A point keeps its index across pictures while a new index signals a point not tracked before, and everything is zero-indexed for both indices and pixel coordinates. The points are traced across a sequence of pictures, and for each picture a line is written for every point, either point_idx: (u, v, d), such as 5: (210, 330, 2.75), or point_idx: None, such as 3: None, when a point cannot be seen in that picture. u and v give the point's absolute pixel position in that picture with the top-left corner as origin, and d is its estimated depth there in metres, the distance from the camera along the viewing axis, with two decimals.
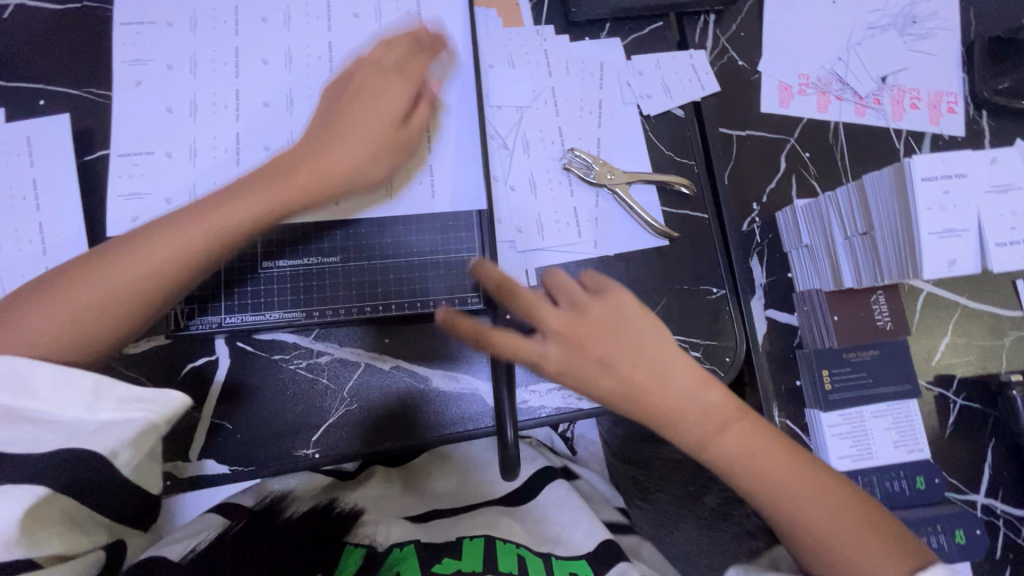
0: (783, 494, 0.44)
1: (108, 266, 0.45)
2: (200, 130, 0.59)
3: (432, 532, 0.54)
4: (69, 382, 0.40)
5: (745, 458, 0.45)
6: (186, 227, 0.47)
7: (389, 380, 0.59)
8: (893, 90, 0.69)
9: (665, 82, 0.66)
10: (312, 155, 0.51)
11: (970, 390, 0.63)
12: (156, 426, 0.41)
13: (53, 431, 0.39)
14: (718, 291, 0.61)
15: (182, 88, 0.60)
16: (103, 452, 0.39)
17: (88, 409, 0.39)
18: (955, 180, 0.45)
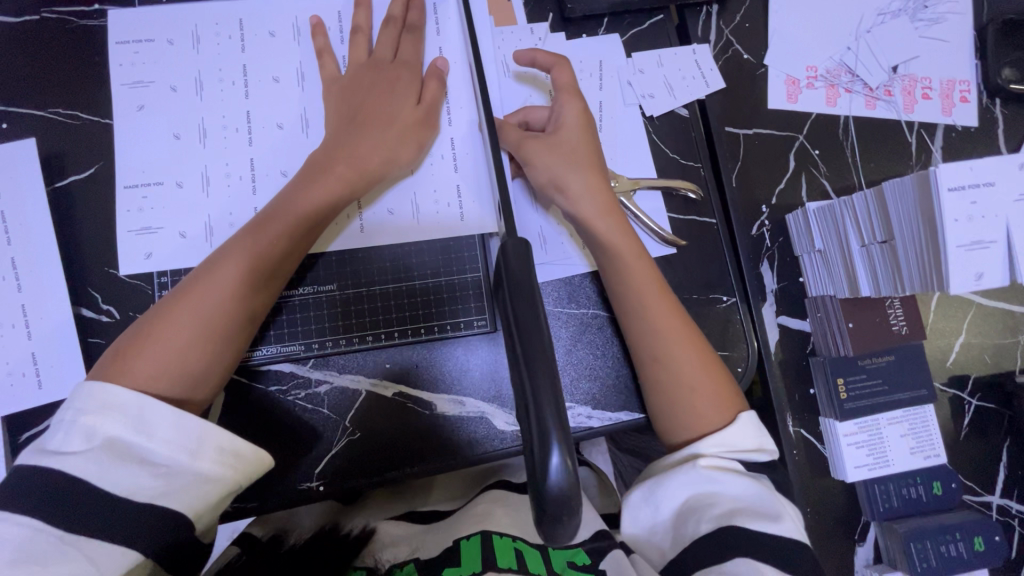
0: (703, 397, 0.49)
1: (192, 303, 0.46)
2: (206, 159, 0.56)
3: (432, 544, 0.51)
4: (174, 428, 0.40)
5: (690, 372, 0.50)
6: (247, 250, 0.49)
7: (392, 408, 0.57)
8: (904, 80, 0.66)
9: (667, 80, 0.62)
10: (346, 152, 0.53)
11: (985, 390, 0.62)
12: (237, 483, 0.42)
13: (153, 474, 0.39)
14: (729, 299, 0.59)
15: (190, 112, 0.57)
16: (189, 513, 0.40)
17: (191, 457, 0.40)
18: (982, 189, 0.43)
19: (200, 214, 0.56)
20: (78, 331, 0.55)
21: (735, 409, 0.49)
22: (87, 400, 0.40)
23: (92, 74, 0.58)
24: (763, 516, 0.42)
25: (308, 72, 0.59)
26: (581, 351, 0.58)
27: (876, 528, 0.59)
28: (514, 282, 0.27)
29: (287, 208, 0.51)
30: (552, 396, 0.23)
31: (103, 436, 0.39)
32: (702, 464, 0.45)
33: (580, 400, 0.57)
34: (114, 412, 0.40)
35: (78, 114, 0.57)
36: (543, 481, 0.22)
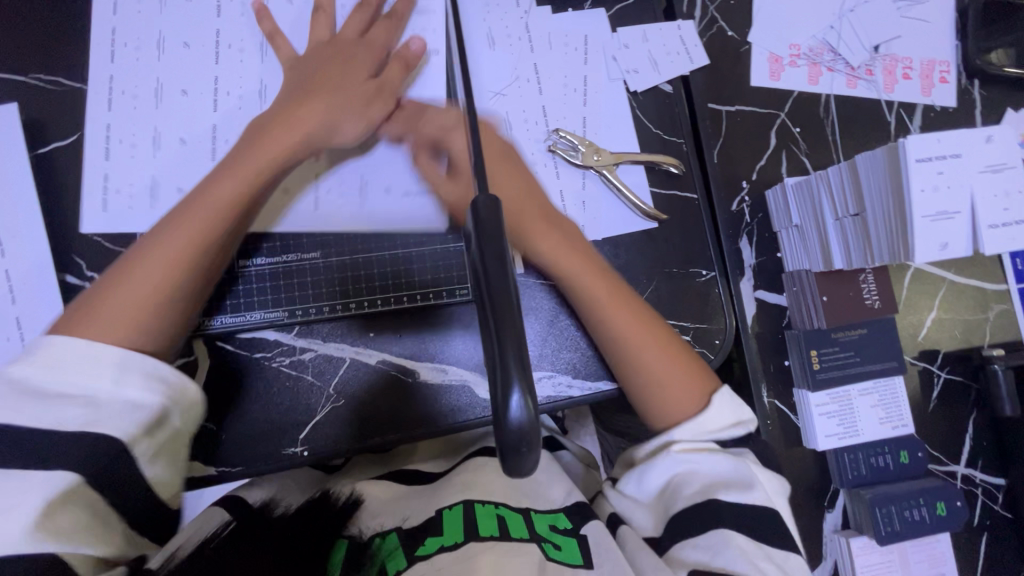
0: (666, 378, 0.49)
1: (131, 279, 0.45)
2: (187, 128, 0.57)
3: (416, 508, 0.51)
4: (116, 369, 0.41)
5: (660, 374, 0.50)
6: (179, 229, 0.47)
7: (375, 374, 0.58)
8: (886, 59, 0.66)
9: (652, 56, 0.63)
10: (275, 140, 0.53)
11: (954, 364, 0.63)
12: (169, 414, 0.42)
13: (84, 418, 0.39)
14: (708, 273, 0.60)
15: (173, 80, 0.57)
16: None
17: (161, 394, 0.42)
18: (950, 160, 0.44)
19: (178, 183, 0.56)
20: (62, 296, 0.55)
21: (707, 391, 0.49)
22: (37, 357, 0.40)
23: (73, 39, 0.57)
24: (739, 488, 0.44)
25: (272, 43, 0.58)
26: (562, 322, 0.59)
27: (845, 495, 0.61)
28: (485, 232, 0.28)
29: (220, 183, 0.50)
30: (516, 336, 0.25)
31: (39, 387, 0.39)
32: (676, 449, 0.47)
33: (561, 370, 0.58)
34: (52, 365, 0.40)
35: (61, 80, 0.57)
36: (503, 418, 0.24)
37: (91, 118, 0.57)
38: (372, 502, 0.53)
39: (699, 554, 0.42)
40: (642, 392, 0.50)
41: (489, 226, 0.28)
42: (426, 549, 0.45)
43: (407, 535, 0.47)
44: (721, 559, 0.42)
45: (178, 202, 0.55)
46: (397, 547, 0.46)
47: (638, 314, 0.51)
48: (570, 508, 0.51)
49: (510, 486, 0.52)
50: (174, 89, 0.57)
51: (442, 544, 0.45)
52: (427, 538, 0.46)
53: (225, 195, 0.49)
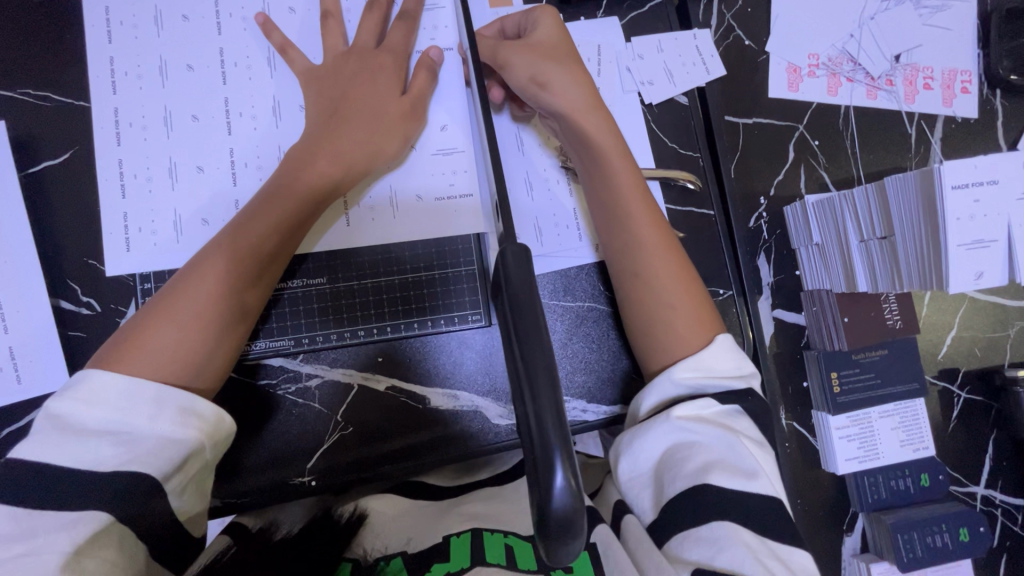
0: (678, 320, 0.48)
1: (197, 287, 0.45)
2: (183, 142, 0.54)
3: (421, 530, 0.49)
4: (154, 404, 0.39)
5: (674, 316, 0.48)
6: (219, 261, 0.46)
7: (385, 400, 0.56)
8: (906, 69, 0.64)
9: (667, 67, 0.60)
10: (327, 145, 0.51)
11: (974, 383, 0.62)
12: (204, 448, 0.41)
13: (120, 457, 0.38)
14: (726, 293, 0.58)
15: (169, 94, 0.54)
16: (157, 474, 0.39)
17: (151, 421, 0.39)
18: (986, 187, 0.43)
19: (176, 203, 0.53)
20: (57, 324, 0.53)
21: (709, 332, 0.48)
22: (73, 392, 0.38)
23: (62, 51, 0.54)
24: (741, 474, 0.41)
25: (278, 59, 0.55)
26: (576, 345, 0.57)
27: (864, 518, 0.60)
28: (513, 287, 0.26)
29: (264, 208, 0.49)
30: (553, 405, 0.23)
31: (78, 424, 0.38)
32: (679, 415, 0.43)
33: (576, 394, 0.56)
34: (90, 401, 0.38)
35: (50, 96, 0.54)
36: (544, 500, 0.22)
37: (82, 136, 0.54)
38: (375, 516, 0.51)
39: (701, 550, 0.39)
40: (651, 326, 0.49)
41: (513, 280, 0.26)
42: (432, 574, 0.43)
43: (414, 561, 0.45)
44: (724, 556, 0.38)
45: (181, 226, 0.52)
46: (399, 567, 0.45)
47: (662, 260, 0.50)
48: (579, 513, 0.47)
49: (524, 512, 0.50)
50: (170, 104, 0.54)
51: (448, 570, 0.43)
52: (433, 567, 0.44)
53: (270, 225, 0.48)
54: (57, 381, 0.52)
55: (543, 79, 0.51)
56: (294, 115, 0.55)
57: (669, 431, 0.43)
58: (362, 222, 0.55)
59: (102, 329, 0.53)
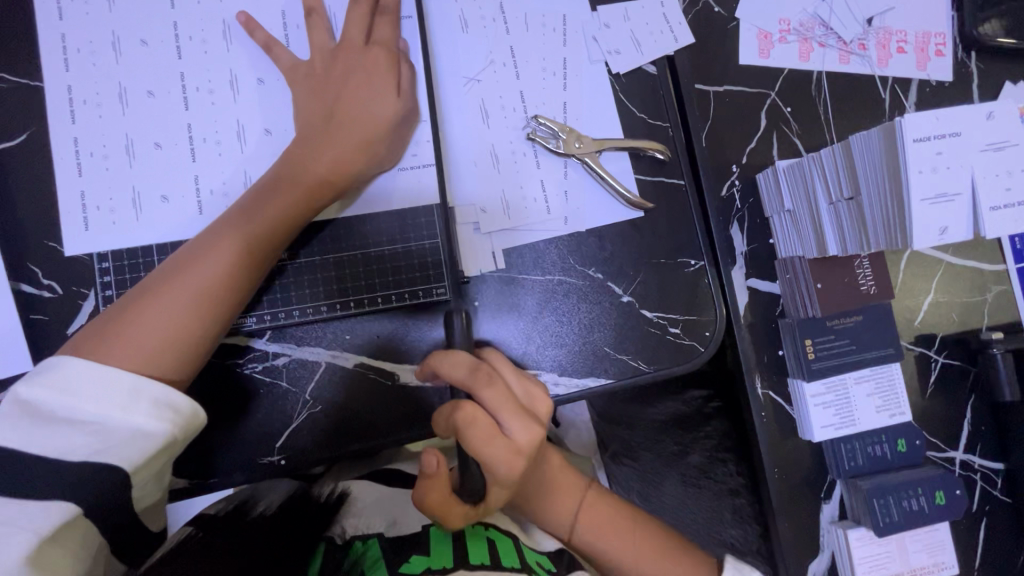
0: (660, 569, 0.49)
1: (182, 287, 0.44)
2: (138, 117, 0.53)
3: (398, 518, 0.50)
4: (128, 392, 0.38)
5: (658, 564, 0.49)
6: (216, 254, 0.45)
7: (354, 378, 0.55)
8: (879, 33, 0.63)
9: (634, 35, 0.59)
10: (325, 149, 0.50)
11: (951, 348, 0.62)
12: (177, 441, 0.40)
13: (89, 447, 0.37)
14: (697, 263, 0.57)
15: (122, 72, 0.53)
16: (126, 467, 0.37)
17: (122, 411, 0.38)
18: (948, 139, 0.42)
19: (133, 180, 0.52)
20: (18, 308, 0.52)
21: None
22: (45, 380, 0.38)
23: (15, 31, 0.53)
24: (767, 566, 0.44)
25: (234, 32, 0.54)
26: (547, 318, 0.57)
27: (842, 486, 0.60)
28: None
29: (261, 209, 0.48)
30: None
31: (48, 411, 0.37)
32: None
33: (546, 367, 0.56)
34: (61, 388, 0.37)
35: (4, 76, 0.53)
36: None
37: (38, 117, 0.53)
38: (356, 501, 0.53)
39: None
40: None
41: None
42: (411, 566, 0.43)
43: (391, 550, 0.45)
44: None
45: (142, 202, 0.52)
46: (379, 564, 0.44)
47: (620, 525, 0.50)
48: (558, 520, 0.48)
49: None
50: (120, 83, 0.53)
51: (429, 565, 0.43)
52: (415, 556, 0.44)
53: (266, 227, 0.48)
54: (19, 365, 0.51)
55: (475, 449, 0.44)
56: (252, 90, 0.54)
57: None
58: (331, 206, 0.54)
59: (65, 312, 0.53)
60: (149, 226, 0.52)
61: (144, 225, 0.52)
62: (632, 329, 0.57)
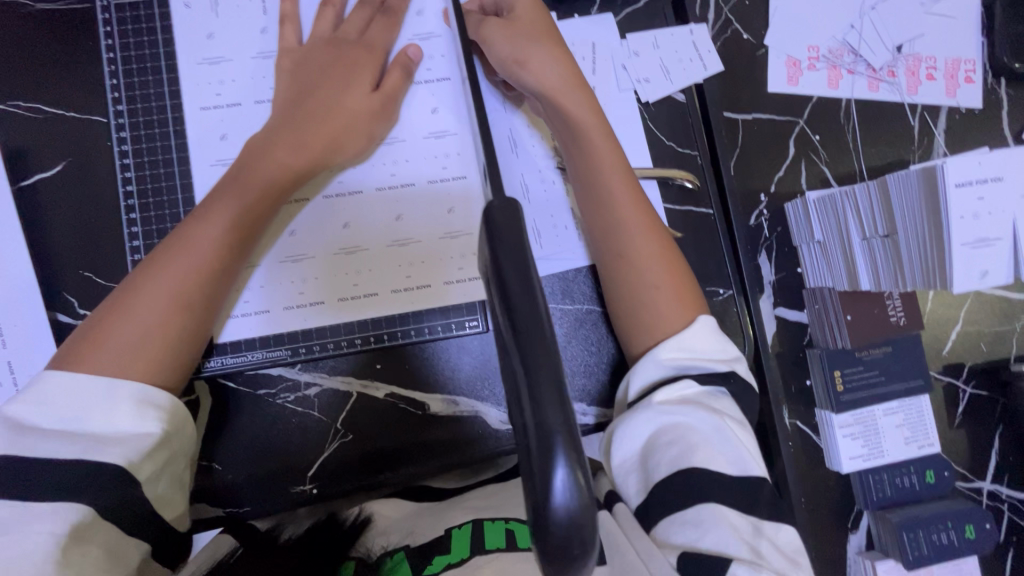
0: (662, 293, 0.48)
1: (158, 289, 0.43)
2: (185, 83, 0.53)
3: (425, 526, 0.48)
4: (105, 397, 0.39)
5: (673, 270, 0.49)
6: (216, 219, 0.46)
7: (385, 408, 0.56)
8: (909, 60, 0.63)
9: (664, 63, 0.59)
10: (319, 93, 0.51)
11: (979, 378, 0.61)
12: (169, 435, 0.41)
13: (82, 449, 0.37)
14: (726, 292, 0.58)
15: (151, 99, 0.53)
16: (122, 462, 0.38)
17: (102, 416, 0.39)
18: (991, 184, 0.42)
19: (169, 196, 0.52)
20: (55, 337, 0.53)
21: (694, 312, 0.48)
22: (27, 397, 0.39)
23: (54, 64, 0.54)
24: (714, 451, 0.40)
25: (265, 52, 0.54)
26: (576, 348, 0.57)
27: (869, 516, 0.59)
28: (535, 372, 0.19)
29: (261, 163, 0.49)
30: (555, 385, 0.19)
31: (27, 425, 0.38)
32: (657, 400, 0.43)
33: (574, 397, 0.56)
34: (40, 403, 0.38)
35: (41, 107, 0.54)
36: (544, 504, 0.18)
37: (75, 147, 0.54)
38: (381, 525, 0.49)
39: (685, 535, 0.39)
40: (641, 309, 0.49)
41: (553, 428, 0.18)
42: (433, 568, 0.43)
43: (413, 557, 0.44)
44: (709, 539, 0.38)
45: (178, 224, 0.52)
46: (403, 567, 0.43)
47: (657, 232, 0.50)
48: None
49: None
50: (146, 110, 0.53)
51: (449, 563, 0.43)
52: (436, 562, 0.43)
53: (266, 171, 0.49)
54: None
55: (520, 59, 0.50)
56: None
57: (639, 443, 0.43)
58: (351, 181, 0.54)
59: None
60: (194, 187, 0.52)
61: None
62: None
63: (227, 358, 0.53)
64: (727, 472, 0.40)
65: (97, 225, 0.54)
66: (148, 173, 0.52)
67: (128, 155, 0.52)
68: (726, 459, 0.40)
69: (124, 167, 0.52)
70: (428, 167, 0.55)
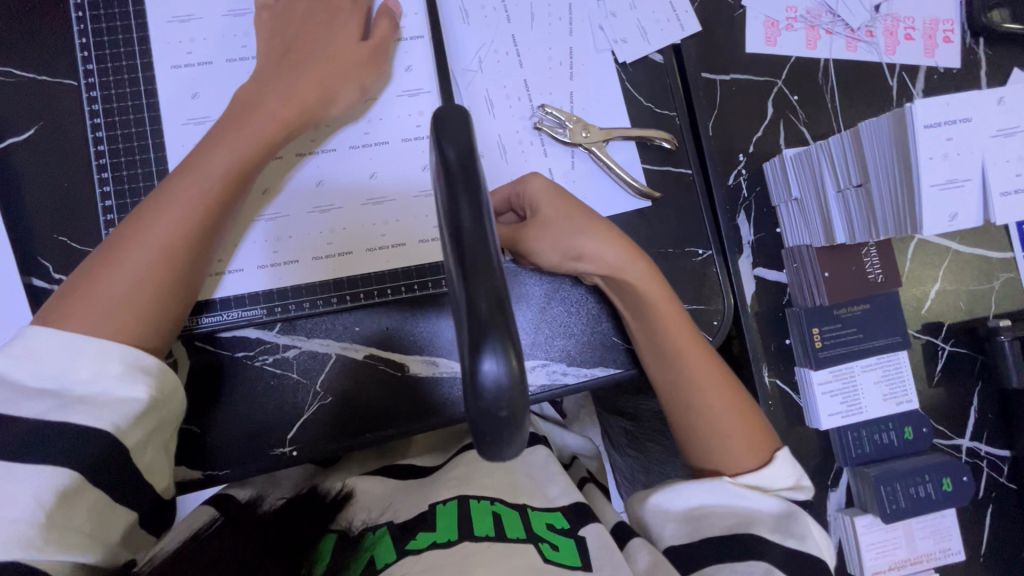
0: (718, 414, 0.49)
1: (143, 242, 0.42)
2: (156, 42, 0.53)
3: (410, 503, 0.49)
4: (92, 359, 0.38)
5: (726, 411, 0.49)
6: (200, 173, 0.45)
7: (363, 368, 0.55)
8: (887, 19, 0.63)
9: (641, 23, 0.59)
10: (304, 48, 0.51)
11: (958, 336, 0.62)
12: (159, 404, 0.40)
13: (68, 409, 0.37)
14: (705, 253, 0.57)
15: (121, 59, 0.52)
16: (108, 428, 0.38)
17: (91, 377, 0.38)
18: (959, 125, 0.43)
19: (141, 157, 0.52)
20: (29, 301, 0.52)
21: (769, 448, 0.48)
22: (9, 349, 0.38)
23: (23, 26, 0.53)
24: (781, 532, 0.44)
25: (238, 13, 0.54)
26: (555, 308, 0.57)
27: (849, 474, 0.60)
28: (472, 284, 0.20)
29: (246, 116, 0.47)
30: (487, 280, 0.20)
31: (8, 380, 0.37)
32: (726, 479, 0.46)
33: (554, 357, 0.56)
34: (23, 357, 0.37)
35: (10, 70, 0.53)
36: (477, 386, 0.19)
37: (47, 111, 0.53)
38: (361, 495, 0.50)
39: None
40: (705, 434, 0.49)
41: (488, 326, 0.19)
42: (417, 543, 0.43)
43: (398, 530, 0.45)
44: None
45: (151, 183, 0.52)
46: (384, 540, 0.44)
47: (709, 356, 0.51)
48: (569, 507, 0.48)
49: (510, 482, 0.50)
50: (116, 70, 0.52)
51: (434, 541, 0.43)
52: (420, 535, 0.44)
53: (251, 122, 0.47)
54: None
55: (577, 252, 0.49)
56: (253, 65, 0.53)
57: (698, 503, 0.45)
58: (325, 139, 0.54)
59: None
60: (166, 143, 0.52)
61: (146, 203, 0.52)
62: None
63: (203, 318, 0.53)
64: (786, 547, 0.43)
65: (70, 188, 0.53)
66: (119, 134, 0.52)
67: (100, 116, 0.52)
68: (787, 537, 0.43)
69: (96, 129, 0.52)
70: (404, 125, 0.55)
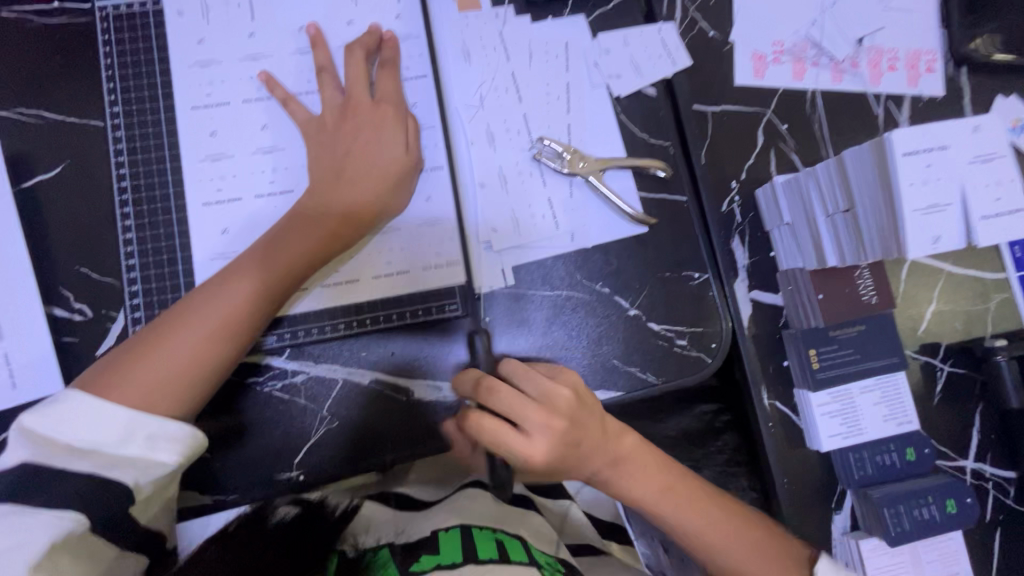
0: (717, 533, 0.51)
1: (183, 333, 0.47)
2: (178, 85, 0.56)
3: (413, 532, 0.50)
4: (122, 425, 0.43)
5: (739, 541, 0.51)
6: (247, 278, 0.49)
7: (368, 393, 0.57)
8: (870, 52, 0.66)
9: (634, 60, 0.62)
10: (353, 149, 0.55)
11: (957, 356, 0.62)
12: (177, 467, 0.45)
13: (95, 465, 0.41)
14: (701, 276, 0.59)
15: (145, 102, 0.56)
16: (129, 483, 0.42)
17: (121, 440, 0.43)
18: (937, 152, 0.45)
19: (161, 192, 0.55)
20: (50, 330, 0.55)
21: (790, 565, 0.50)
22: (50, 410, 0.42)
23: (55, 72, 0.57)
24: None
25: (254, 56, 0.57)
26: (556, 332, 0.58)
27: (852, 496, 0.60)
28: None
29: (295, 228, 0.52)
30: None
31: (47, 438, 0.42)
32: None
33: None
34: (58, 420, 0.42)
35: (43, 113, 0.57)
36: None
37: (75, 150, 0.57)
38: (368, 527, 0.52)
39: None
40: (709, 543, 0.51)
41: None
42: (421, 564, 0.42)
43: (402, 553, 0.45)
44: None
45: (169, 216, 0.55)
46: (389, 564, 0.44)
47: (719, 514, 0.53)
48: None
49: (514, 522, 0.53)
50: (141, 112, 0.56)
51: (439, 562, 0.42)
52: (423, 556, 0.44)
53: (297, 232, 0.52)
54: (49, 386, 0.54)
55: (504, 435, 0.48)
56: (269, 106, 0.57)
57: None
58: None
59: (94, 334, 0.55)
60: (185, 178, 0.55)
61: (165, 235, 0.55)
62: (638, 340, 0.58)
63: None
64: None
65: (93, 222, 0.56)
66: (141, 171, 0.55)
67: (123, 154, 0.55)
68: None
69: (119, 166, 0.55)
70: None
